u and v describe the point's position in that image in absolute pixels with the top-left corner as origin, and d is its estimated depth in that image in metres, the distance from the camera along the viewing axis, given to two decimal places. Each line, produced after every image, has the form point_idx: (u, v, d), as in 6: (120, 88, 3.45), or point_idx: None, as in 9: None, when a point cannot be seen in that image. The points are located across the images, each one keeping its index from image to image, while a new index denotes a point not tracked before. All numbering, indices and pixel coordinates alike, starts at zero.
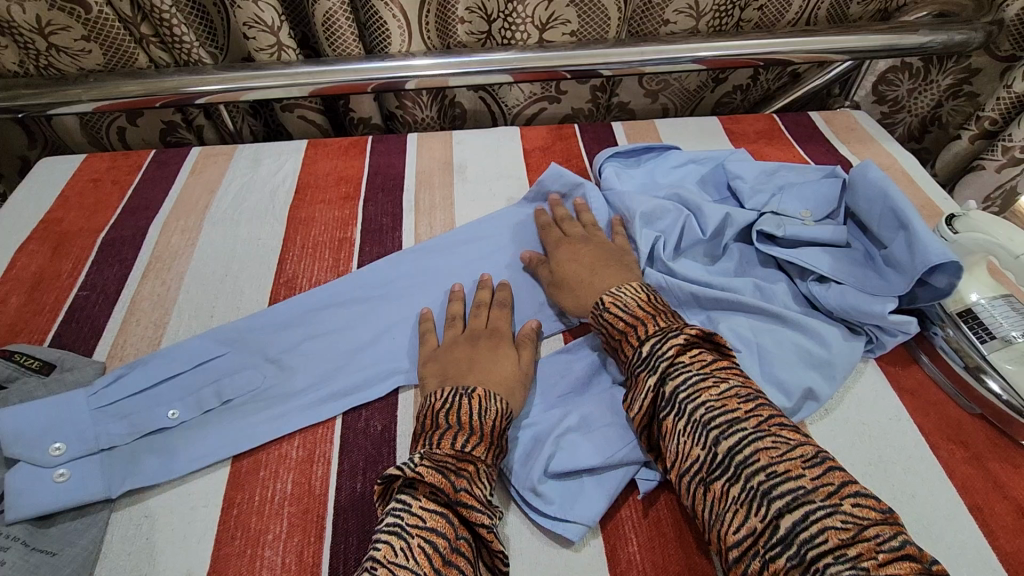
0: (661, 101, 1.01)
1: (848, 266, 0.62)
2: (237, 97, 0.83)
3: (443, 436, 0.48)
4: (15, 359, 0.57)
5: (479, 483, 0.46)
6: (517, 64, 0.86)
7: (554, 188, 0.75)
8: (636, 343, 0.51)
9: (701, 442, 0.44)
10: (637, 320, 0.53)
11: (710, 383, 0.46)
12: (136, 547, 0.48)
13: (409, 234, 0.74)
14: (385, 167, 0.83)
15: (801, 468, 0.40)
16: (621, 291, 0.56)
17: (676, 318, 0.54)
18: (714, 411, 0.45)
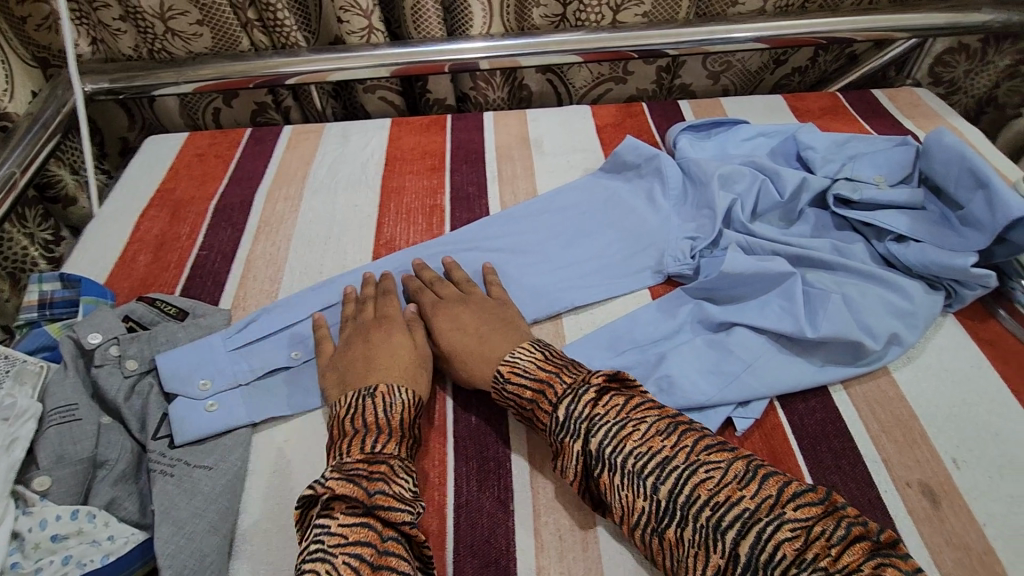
0: (722, 83, 1.04)
1: (926, 226, 0.65)
2: (327, 77, 0.89)
3: (540, 407, 0.50)
4: (157, 305, 0.62)
5: (398, 478, 0.46)
6: (585, 44, 0.90)
7: (630, 159, 0.78)
8: (549, 407, 0.49)
9: (642, 491, 0.44)
10: (542, 385, 0.51)
11: (630, 429, 0.45)
12: (280, 467, 0.53)
13: (495, 201, 0.78)
14: (466, 142, 0.88)
15: (738, 489, 0.41)
16: (518, 355, 0.54)
17: (578, 369, 0.52)
18: (643, 459, 0.44)
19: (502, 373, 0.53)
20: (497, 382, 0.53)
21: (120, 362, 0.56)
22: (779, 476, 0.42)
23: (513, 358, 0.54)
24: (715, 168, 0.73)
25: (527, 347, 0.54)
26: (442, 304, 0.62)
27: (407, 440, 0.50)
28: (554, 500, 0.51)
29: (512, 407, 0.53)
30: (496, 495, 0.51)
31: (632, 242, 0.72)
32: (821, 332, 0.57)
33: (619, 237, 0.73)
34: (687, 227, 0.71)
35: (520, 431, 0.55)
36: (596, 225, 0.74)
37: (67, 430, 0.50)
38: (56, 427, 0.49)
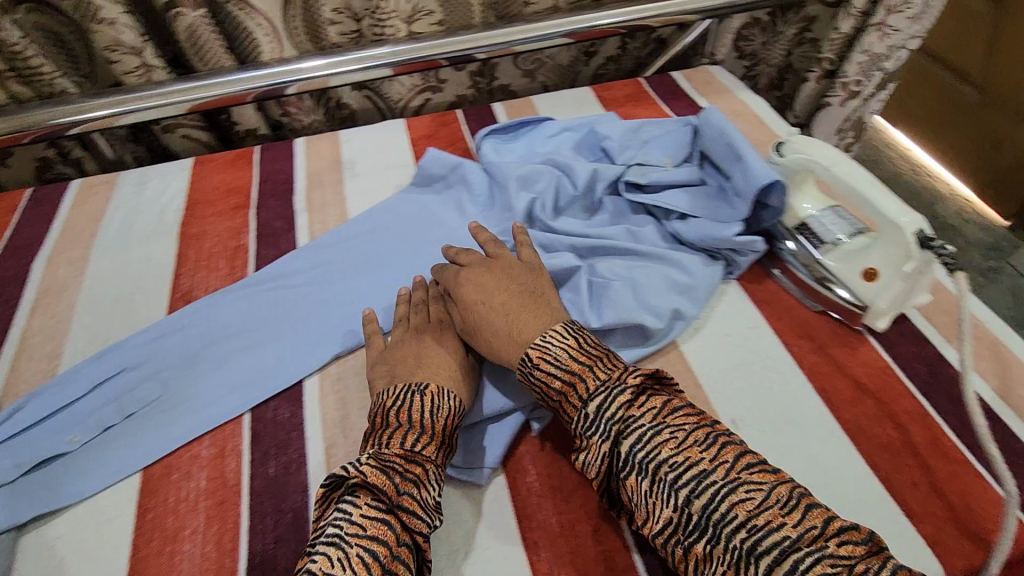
0: (539, 79, 1.07)
1: (703, 202, 0.69)
2: (110, 122, 0.82)
3: (569, 399, 0.51)
4: None
5: (428, 484, 0.48)
6: (395, 56, 0.89)
7: (436, 170, 0.79)
8: (579, 403, 0.50)
9: (669, 502, 0.44)
10: (573, 377, 0.51)
11: (665, 436, 0.46)
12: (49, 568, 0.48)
13: (303, 233, 0.76)
14: (274, 173, 0.84)
15: (780, 515, 0.41)
16: (548, 340, 0.53)
17: (612, 363, 0.52)
18: (679, 470, 0.44)
19: (530, 357, 0.53)
20: (523, 366, 0.53)
21: None
22: (807, 496, 0.42)
23: (543, 341, 0.53)
24: (512, 171, 0.74)
25: (555, 331, 0.54)
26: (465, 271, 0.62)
27: (449, 444, 0.52)
28: None
29: (540, 394, 0.53)
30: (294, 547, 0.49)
31: (441, 255, 0.72)
32: (605, 321, 0.59)
33: (429, 252, 0.73)
34: (492, 232, 0.72)
35: (321, 474, 0.53)
36: (406, 242, 0.73)
37: None
38: None
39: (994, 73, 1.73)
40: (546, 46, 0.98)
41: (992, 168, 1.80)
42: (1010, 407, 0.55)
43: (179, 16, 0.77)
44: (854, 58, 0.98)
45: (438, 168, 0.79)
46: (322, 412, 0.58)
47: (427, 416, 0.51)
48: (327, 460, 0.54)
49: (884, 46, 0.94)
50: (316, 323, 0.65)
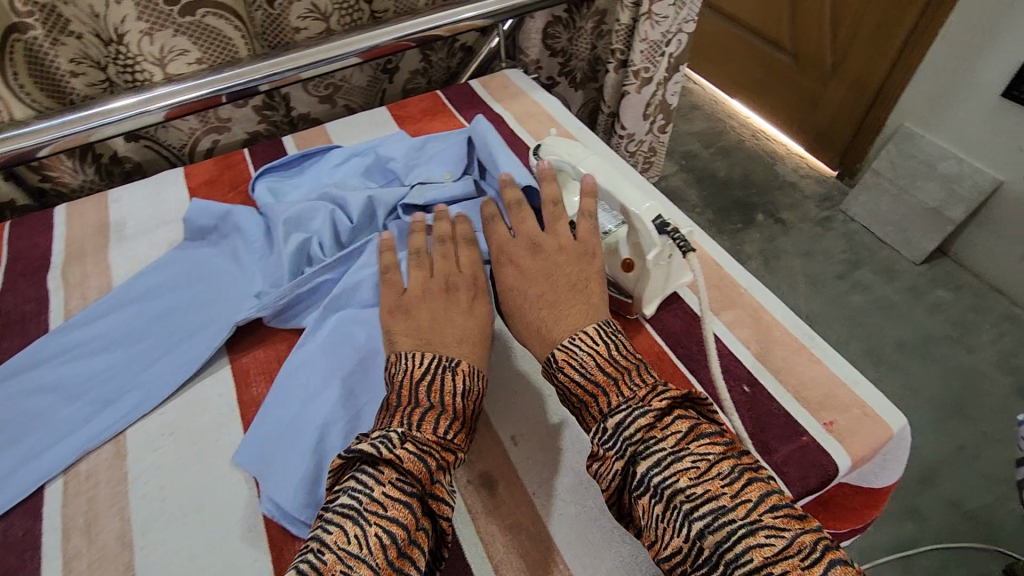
0: (341, 103, 1.03)
1: (477, 214, 0.70)
2: None
3: (589, 408, 0.48)
4: None
5: (450, 474, 0.46)
6: (165, 99, 0.82)
7: (205, 222, 0.73)
8: (600, 414, 0.47)
9: (681, 533, 0.40)
10: (596, 387, 0.48)
11: (685, 464, 0.42)
12: None
13: (58, 313, 0.68)
14: (27, 249, 0.75)
15: (801, 566, 0.36)
16: (576, 343, 0.51)
17: (637, 374, 0.49)
18: (697, 501, 0.40)
19: (558, 357, 0.51)
20: (550, 361, 0.51)
21: None
22: (822, 534, 0.38)
23: (572, 343, 0.51)
24: (281, 212, 0.70)
25: (585, 334, 0.52)
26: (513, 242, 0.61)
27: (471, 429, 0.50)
28: None
29: (560, 393, 0.51)
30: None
31: (213, 313, 0.66)
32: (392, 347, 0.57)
33: (198, 310, 0.66)
34: (266, 279, 0.67)
35: None
36: (173, 305, 0.67)
37: None
38: None
39: (800, 38, 1.88)
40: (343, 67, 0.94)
41: (815, 124, 1.96)
42: (769, 371, 0.58)
43: None
44: (637, 47, 1.01)
45: (207, 220, 0.73)
46: (64, 521, 0.51)
47: (469, 401, 0.50)
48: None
49: (659, 32, 0.98)
50: (62, 419, 0.57)
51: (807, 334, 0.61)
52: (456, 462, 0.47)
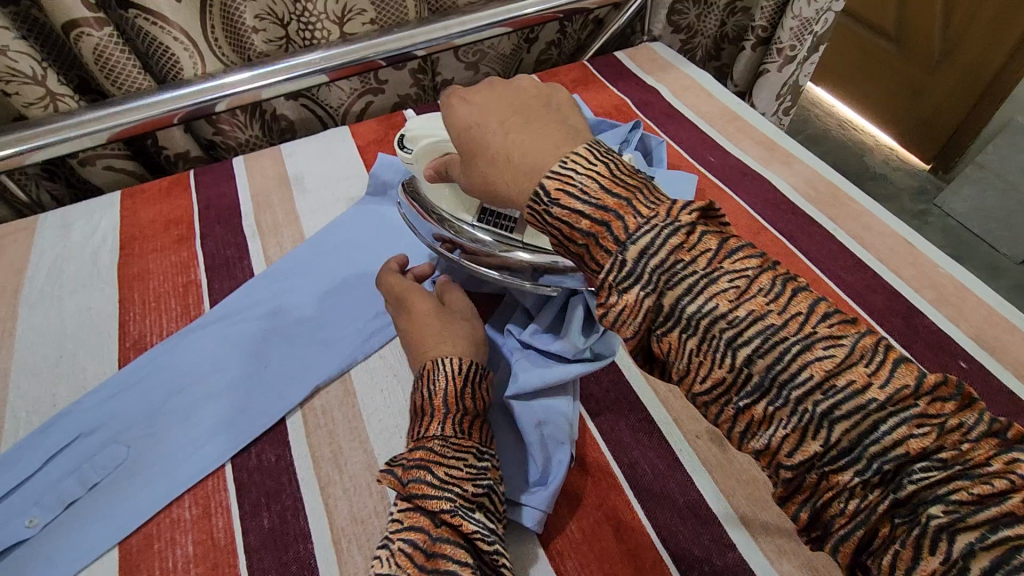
0: (484, 71, 1.03)
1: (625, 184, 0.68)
2: (23, 160, 0.74)
3: (598, 244, 0.37)
4: None
5: (444, 459, 0.45)
6: (328, 62, 0.83)
7: (388, 177, 0.76)
8: (612, 247, 0.37)
9: (717, 360, 0.34)
10: (607, 215, 0.37)
11: (723, 284, 0.34)
12: None
13: (259, 260, 0.71)
14: (216, 198, 0.78)
15: (867, 375, 0.31)
16: (569, 167, 0.39)
17: (652, 196, 0.38)
18: (741, 325, 0.34)
19: (547, 189, 0.38)
20: (535, 202, 0.39)
21: None
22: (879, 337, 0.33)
23: (564, 169, 0.39)
24: None
25: (577, 156, 0.39)
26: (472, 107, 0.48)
27: (481, 421, 0.50)
28: None
29: (555, 238, 0.40)
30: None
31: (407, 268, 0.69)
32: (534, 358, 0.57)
33: None
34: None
35: (321, 518, 0.50)
36: (368, 257, 0.70)
37: None
38: None
39: (907, 21, 1.82)
40: (485, 38, 0.95)
41: (915, 114, 1.89)
42: (982, 347, 0.58)
43: (82, 38, 0.70)
44: (786, 23, 0.99)
45: (390, 175, 0.76)
46: (312, 451, 0.54)
47: (446, 389, 0.50)
48: (326, 502, 0.51)
49: (813, 10, 0.97)
50: (289, 354, 0.61)
51: (1016, 314, 0.61)
52: (445, 447, 0.46)
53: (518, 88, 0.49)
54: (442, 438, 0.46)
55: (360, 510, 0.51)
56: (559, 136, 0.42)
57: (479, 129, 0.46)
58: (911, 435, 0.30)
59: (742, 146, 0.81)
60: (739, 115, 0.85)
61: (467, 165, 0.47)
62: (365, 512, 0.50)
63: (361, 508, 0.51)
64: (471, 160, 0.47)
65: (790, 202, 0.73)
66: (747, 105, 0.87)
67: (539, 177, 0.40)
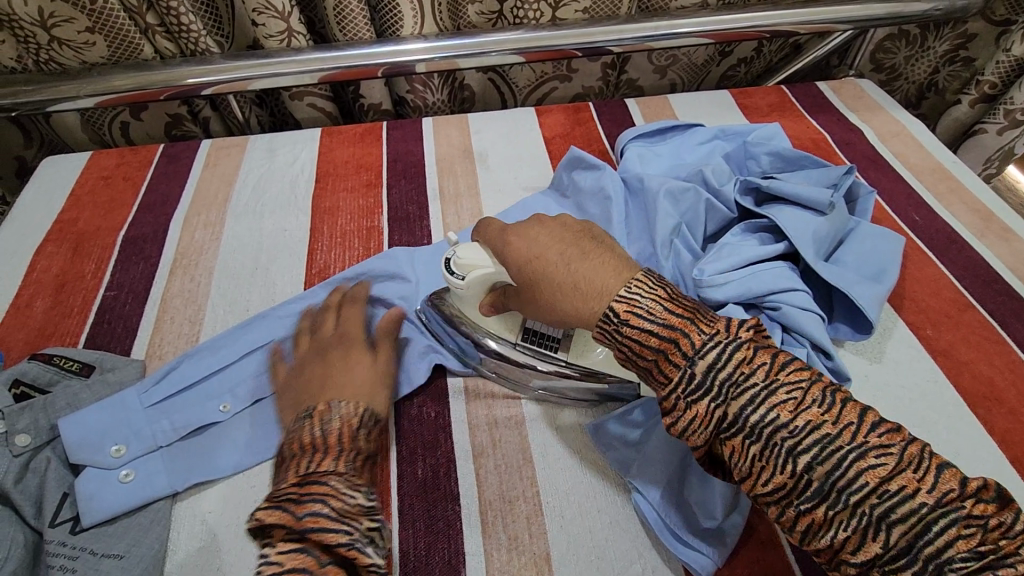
0: (670, 77, 1.01)
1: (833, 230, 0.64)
2: (243, 86, 0.82)
3: (667, 358, 0.42)
4: (55, 363, 0.56)
5: (340, 494, 0.42)
6: (528, 43, 0.85)
7: (577, 171, 0.75)
8: (682, 361, 0.42)
9: (780, 466, 0.38)
10: (672, 330, 0.42)
11: (782, 397, 0.39)
12: (203, 544, 0.48)
13: (438, 222, 0.73)
14: (404, 154, 0.81)
15: (914, 481, 0.35)
16: (634, 291, 0.44)
17: (708, 312, 0.44)
18: (799, 436, 0.37)
19: (616, 312, 0.44)
20: (605, 323, 0.45)
21: (9, 440, 0.50)
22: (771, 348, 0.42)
23: (630, 293, 0.44)
24: (659, 185, 0.69)
25: (641, 281, 0.45)
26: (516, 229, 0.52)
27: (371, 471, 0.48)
28: (512, 563, 0.47)
29: (623, 353, 0.45)
30: (446, 558, 0.47)
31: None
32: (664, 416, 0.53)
33: None
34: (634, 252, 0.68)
35: (471, 485, 0.51)
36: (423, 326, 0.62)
37: None
38: None
39: None
40: (684, 45, 0.92)
41: None
42: None
43: None
44: None
45: (579, 169, 0.75)
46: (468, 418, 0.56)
47: (341, 431, 0.48)
48: (478, 470, 0.52)
49: None
50: None
51: None
52: (342, 483, 0.43)
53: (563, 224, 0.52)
54: (338, 475, 0.44)
55: (508, 490, 0.51)
56: (611, 268, 0.47)
57: (543, 260, 0.49)
58: (820, 424, 0.38)
59: (952, 210, 0.74)
60: (953, 173, 0.78)
61: (525, 291, 0.51)
62: (514, 492, 0.51)
63: (510, 489, 0.51)
64: (532, 288, 0.49)
65: (1004, 283, 0.66)
66: (965, 165, 0.80)
67: (606, 301, 0.45)
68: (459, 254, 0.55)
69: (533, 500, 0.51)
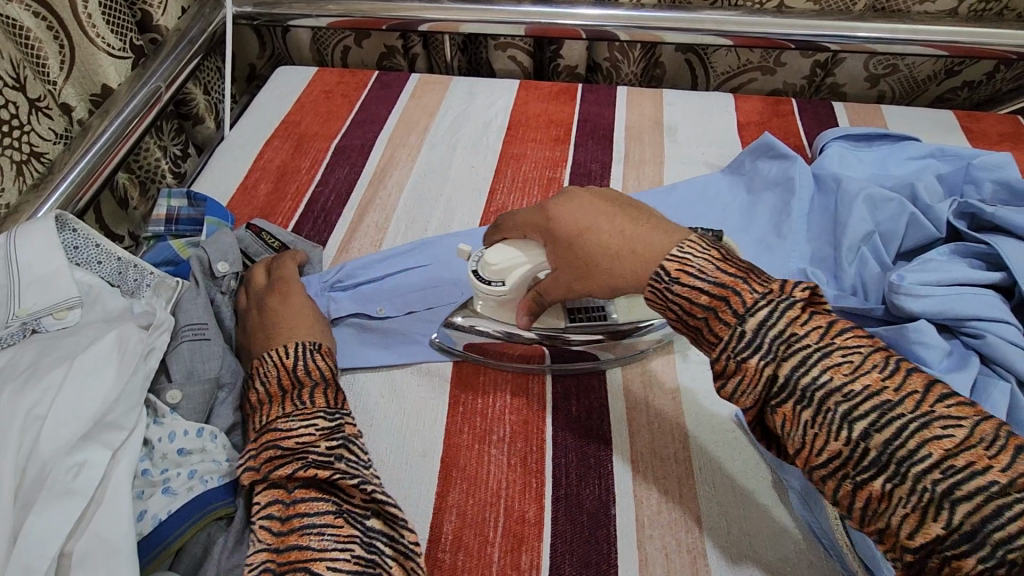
0: (880, 87, 0.94)
1: None
2: (459, 28, 0.87)
3: (717, 317, 0.38)
4: (263, 237, 0.64)
5: (288, 431, 0.42)
6: (743, 27, 0.83)
7: (758, 161, 0.72)
8: (732, 319, 0.38)
9: (830, 431, 0.34)
10: (723, 290, 0.38)
11: (836, 359, 0.35)
12: (369, 420, 0.53)
13: (617, 185, 0.74)
14: (595, 116, 0.83)
15: (888, 385, 0.34)
16: (685, 250, 0.41)
17: (763, 273, 0.40)
18: (855, 399, 0.34)
19: (667, 270, 0.40)
20: (657, 282, 0.41)
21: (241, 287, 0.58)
22: None
23: (683, 253, 0.40)
24: (860, 188, 0.64)
25: (691, 239, 0.41)
26: (568, 199, 0.48)
27: (329, 388, 0.46)
28: (659, 514, 0.47)
29: (671, 316, 0.41)
30: (594, 492, 0.48)
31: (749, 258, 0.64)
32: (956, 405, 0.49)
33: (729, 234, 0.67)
34: (811, 249, 0.65)
35: (622, 433, 0.52)
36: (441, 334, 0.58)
37: (197, 347, 0.51)
38: (187, 343, 0.51)
39: None
40: (912, 55, 0.85)
41: None
42: None
43: None
44: None
45: (763, 160, 0.72)
46: (624, 372, 0.56)
47: (278, 376, 0.47)
48: (630, 422, 0.52)
49: None
50: None
51: None
52: (288, 422, 0.43)
53: (581, 198, 0.48)
54: (283, 415, 0.43)
55: (659, 447, 0.51)
56: (657, 233, 0.43)
57: (588, 231, 0.45)
58: (879, 389, 0.34)
59: None
60: None
61: (577, 268, 0.46)
62: (665, 451, 0.51)
63: (660, 445, 0.51)
64: (585, 259, 0.45)
65: None
66: None
67: (653, 261, 0.42)
68: (485, 255, 0.52)
69: (684, 462, 0.50)
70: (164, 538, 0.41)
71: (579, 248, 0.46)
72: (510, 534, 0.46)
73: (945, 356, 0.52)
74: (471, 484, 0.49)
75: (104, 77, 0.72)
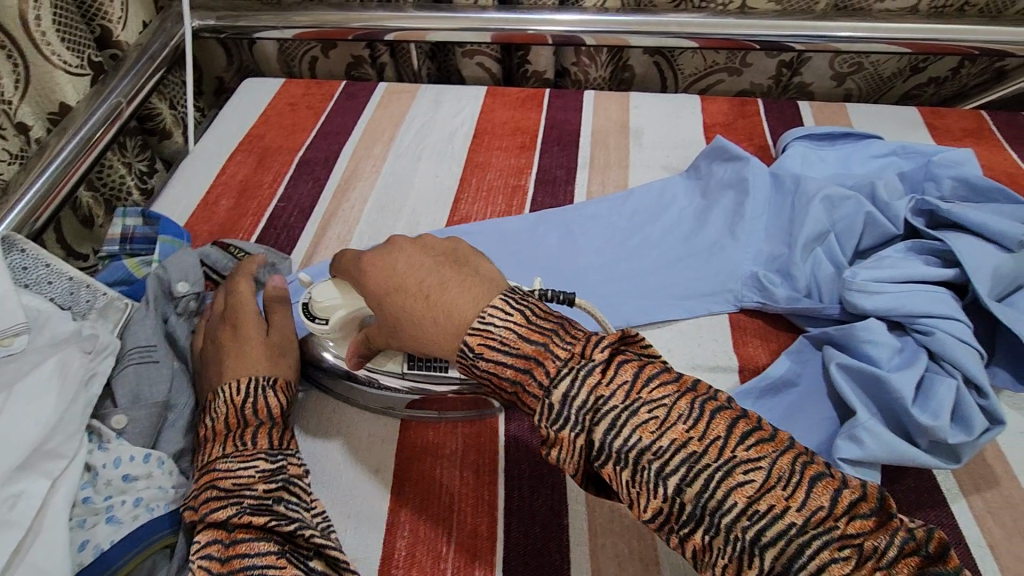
0: (847, 85, 0.95)
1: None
2: (424, 36, 0.86)
3: (526, 391, 0.36)
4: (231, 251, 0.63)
5: (229, 471, 0.42)
6: (706, 29, 0.83)
7: (716, 162, 0.72)
8: (540, 392, 0.35)
9: (657, 492, 0.32)
10: (525, 361, 0.36)
11: (643, 416, 0.33)
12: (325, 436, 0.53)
13: (580, 190, 0.74)
14: (561, 122, 0.83)
15: (784, 499, 0.30)
16: (488, 319, 0.38)
17: (571, 330, 0.37)
18: (665, 457, 0.32)
19: (470, 346, 0.38)
20: (462, 358, 0.38)
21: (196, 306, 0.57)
22: None
23: (484, 322, 0.38)
24: (817, 188, 0.64)
25: (494, 304, 0.38)
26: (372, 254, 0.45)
27: (272, 427, 0.46)
28: (611, 523, 0.46)
29: (487, 387, 0.38)
30: (547, 504, 0.48)
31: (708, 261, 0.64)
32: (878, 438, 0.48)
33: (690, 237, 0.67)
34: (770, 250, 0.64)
35: None
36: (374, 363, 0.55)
37: (144, 369, 0.51)
38: (134, 366, 0.51)
39: None
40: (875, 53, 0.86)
41: None
42: None
43: None
44: None
45: (720, 161, 0.72)
46: None
47: (227, 411, 0.47)
48: None
49: None
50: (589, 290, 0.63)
51: None
52: (229, 462, 0.42)
53: (421, 247, 0.44)
54: (222, 457, 0.43)
55: None
56: (470, 292, 0.40)
57: (396, 289, 0.42)
58: (684, 442, 0.32)
59: None
60: None
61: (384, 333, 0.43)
62: None
63: None
64: (394, 329, 0.42)
65: None
66: None
67: (460, 331, 0.38)
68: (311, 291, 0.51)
69: None
70: (110, 566, 0.41)
71: (384, 314, 0.42)
72: (462, 550, 0.45)
73: (895, 354, 0.53)
74: (423, 498, 0.48)
75: (61, 95, 0.71)
